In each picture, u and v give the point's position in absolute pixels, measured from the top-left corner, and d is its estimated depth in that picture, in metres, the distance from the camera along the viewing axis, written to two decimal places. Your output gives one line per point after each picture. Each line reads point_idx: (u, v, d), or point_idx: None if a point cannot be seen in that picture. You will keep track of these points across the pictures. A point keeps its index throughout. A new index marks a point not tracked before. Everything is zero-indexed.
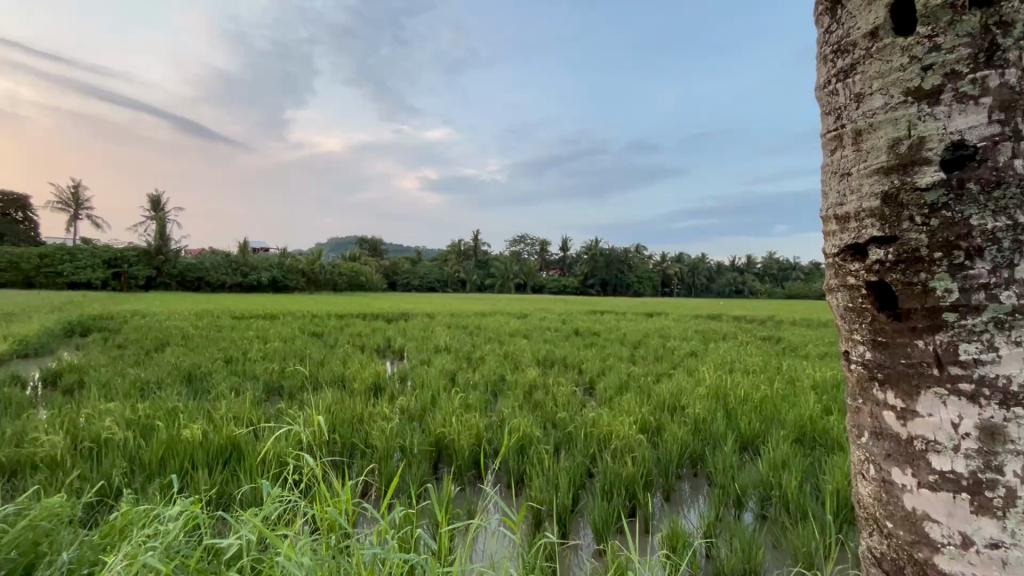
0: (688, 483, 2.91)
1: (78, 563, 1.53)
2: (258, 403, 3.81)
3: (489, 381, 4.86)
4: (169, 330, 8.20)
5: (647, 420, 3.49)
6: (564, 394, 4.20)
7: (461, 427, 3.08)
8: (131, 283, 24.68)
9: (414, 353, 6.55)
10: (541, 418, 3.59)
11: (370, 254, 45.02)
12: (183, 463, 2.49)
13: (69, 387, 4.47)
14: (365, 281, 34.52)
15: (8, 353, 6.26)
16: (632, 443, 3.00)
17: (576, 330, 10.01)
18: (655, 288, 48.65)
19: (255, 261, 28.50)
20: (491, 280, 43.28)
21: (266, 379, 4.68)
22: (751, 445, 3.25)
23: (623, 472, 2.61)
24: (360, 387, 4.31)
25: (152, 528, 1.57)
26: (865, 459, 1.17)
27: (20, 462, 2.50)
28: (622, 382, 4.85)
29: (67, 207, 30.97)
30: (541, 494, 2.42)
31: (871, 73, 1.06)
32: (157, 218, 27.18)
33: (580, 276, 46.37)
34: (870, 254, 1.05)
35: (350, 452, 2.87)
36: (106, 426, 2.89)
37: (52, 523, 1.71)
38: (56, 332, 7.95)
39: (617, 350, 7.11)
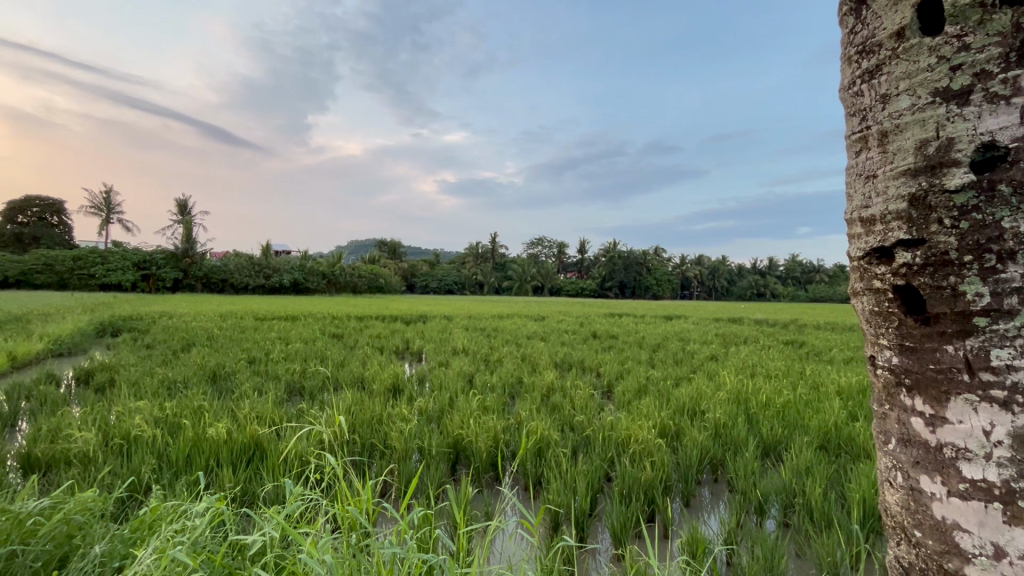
0: (708, 489, 2.88)
1: (110, 555, 1.58)
2: (280, 403, 3.88)
3: (507, 383, 4.87)
4: (195, 330, 8.41)
5: (666, 424, 3.45)
6: (582, 397, 4.18)
7: (479, 428, 3.09)
8: (159, 285, 25.41)
9: (432, 355, 6.59)
10: (559, 421, 3.58)
11: (389, 256, 45.53)
12: (208, 461, 2.55)
13: (100, 386, 4.61)
14: (384, 284, 34.88)
15: (43, 351, 6.49)
16: (651, 447, 2.97)
17: (594, 333, 9.96)
18: (674, 291, 48.13)
19: (277, 263, 29.09)
20: (509, 283, 43.37)
21: (288, 380, 4.76)
22: (773, 451, 3.19)
23: (642, 476, 2.59)
24: (379, 388, 4.36)
25: (181, 524, 1.61)
26: (892, 467, 1.14)
27: (55, 458, 2.60)
28: (640, 386, 4.81)
29: (100, 212, 32.03)
30: (558, 497, 2.42)
31: (897, 73, 1.04)
32: (184, 222, 27.93)
33: (598, 279, 46.16)
34: (897, 257, 1.02)
35: (370, 452, 2.91)
36: (135, 424, 2.97)
37: (86, 517, 1.77)
38: (88, 332, 8.22)
39: (636, 353, 7.05)
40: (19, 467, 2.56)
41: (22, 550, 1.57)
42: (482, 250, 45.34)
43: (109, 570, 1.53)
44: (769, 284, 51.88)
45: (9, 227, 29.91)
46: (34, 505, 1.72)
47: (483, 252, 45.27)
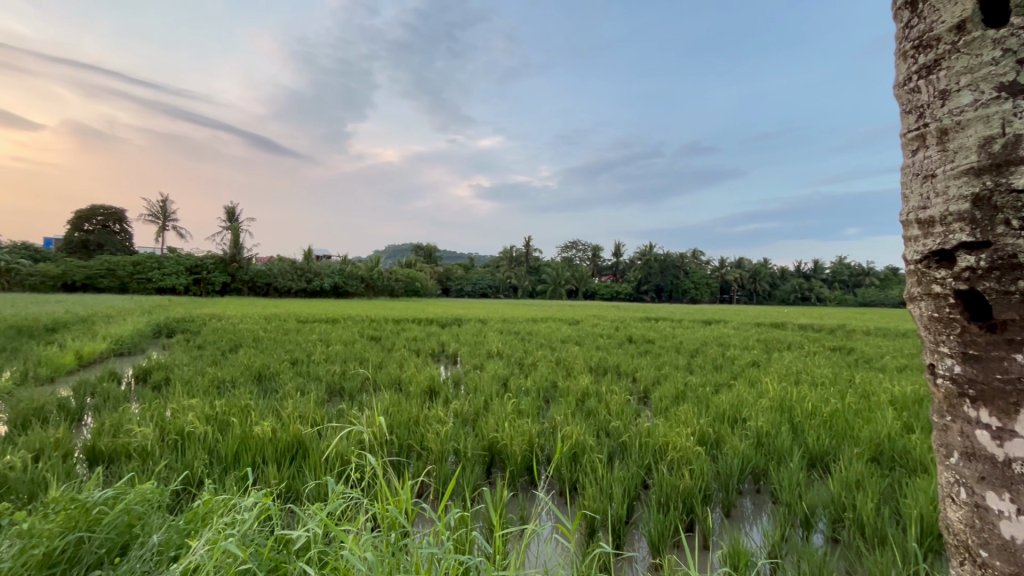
0: (750, 500, 2.78)
1: (167, 545, 1.67)
2: (321, 403, 4.01)
3: (541, 387, 4.86)
4: (242, 332, 8.80)
5: (705, 431, 3.36)
6: (618, 402, 4.12)
7: (514, 432, 3.09)
8: (210, 289, 26.69)
9: (467, 358, 6.66)
10: (594, 427, 3.54)
11: (425, 261, 46.30)
12: (254, 458, 2.66)
13: (157, 384, 4.89)
14: (419, 288, 35.48)
15: (106, 351, 6.93)
16: (689, 455, 2.89)
17: (629, 337, 9.81)
18: (713, 294, 46.83)
19: (318, 267, 30.02)
20: (543, 287, 43.25)
21: (329, 381, 4.91)
22: (819, 462, 3.05)
23: (681, 484, 2.53)
24: (416, 390, 4.44)
25: (231, 517, 1.68)
26: (955, 482, 1.08)
27: (117, 451, 2.76)
28: (678, 392, 4.70)
29: (156, 220, 33.97)
30: (594, 502, 2.39)
31: (958, 68, 0.99)
32: (233, 229, 29.27)
33: (633, 283, 45.45)
34: (959, 260, 0.97)
35: (406, 453, 2.95)
36: (188, 421, 3.13)
37: (145, 507, 1.87)
38: (146, 333, 8.73)
39: (673, 359, 6.91)
40: (85, 459, 2.74)
41: (87, 538, 1.68)
42: (516, 253, 45.39)
43: (166, 559, 1.61)
44: (814, 288, 49.75)
45: (77, 235, 32.19)
46: (99, 495, 1.84)
47: (517, 256, 45.39)
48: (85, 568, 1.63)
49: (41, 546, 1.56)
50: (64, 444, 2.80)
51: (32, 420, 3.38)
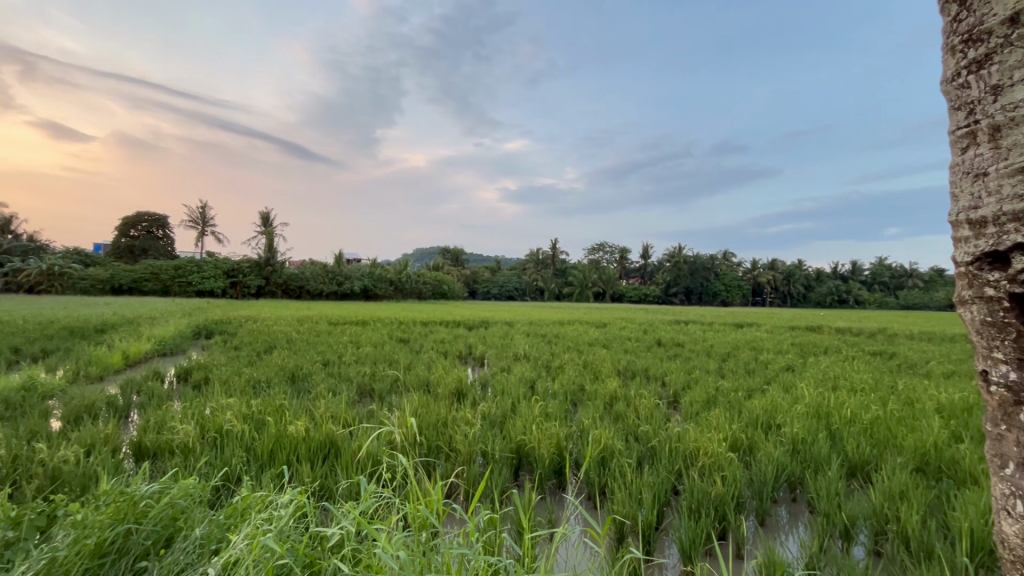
0: (785, 509, 2.70)
1: (208, 538, 1.74)
2: (352, 403, 4.10)
3: (568, 390, 4.84)
4: (276, 334, 9.06)
5: (738, 437, 3.28)
6: (647, 406, 4.07)
7: (542, 435, 3.09)
8: (245, 292, 27.60)
9: (494, 361, 6.69)
10: (622, 431, 3.50)
11: (452, 264, 46.76)
12: (289, 457, 2.73)
13: (196, 384, 5.09)
14: (447, 291, 35.84)
15: (150, 351, 7.24)
16: (722, 461, 2.83)
17: (658, 340, 9.67)
18: (745, 297, 45.67)
19: (348, 270, 30.64)
20: (570, 289, 43.06)
21: (359, 382, 5.01)
22: (860, 471, 2.94)
23: (712, 491, 2.48)
24: (444, 392, 4.48)
25: (268, 513, 1.74)
26: (1010, 494, 1.03)
27: (160, 447, 2.89)
28: (709, 397, 4.60)
29: (196, 225, 35.40)
30: (624, 508, 2.36)
31: (1011, 62, 0.95)
32: (267, 233, 30.22)
33: (661, 285, 44.81)
34: (1014, 263, 0.92)
35: (435, 454, 2.98)
36: (227, 420, 3.25)
37: (187, 502, 1.95)
38: (187, 334, 9.10)
39: (704, 363, 6.76)
40: (132, 454, 2.88)
41: (135, 529, 1.75)
42: (542, 256, 45.39)
43: (208, 552, 1.68)
44: (852, 290, 47.98)
45: (123, 240, 33.84)
46: (146, 489, 1.93)
47: (543, 259, 45.29)
48: (133, 558, 1.71)
49: (93, 536, 1.64)
50: (113, 440, 2.94)
51: (84, 416, 3.57)
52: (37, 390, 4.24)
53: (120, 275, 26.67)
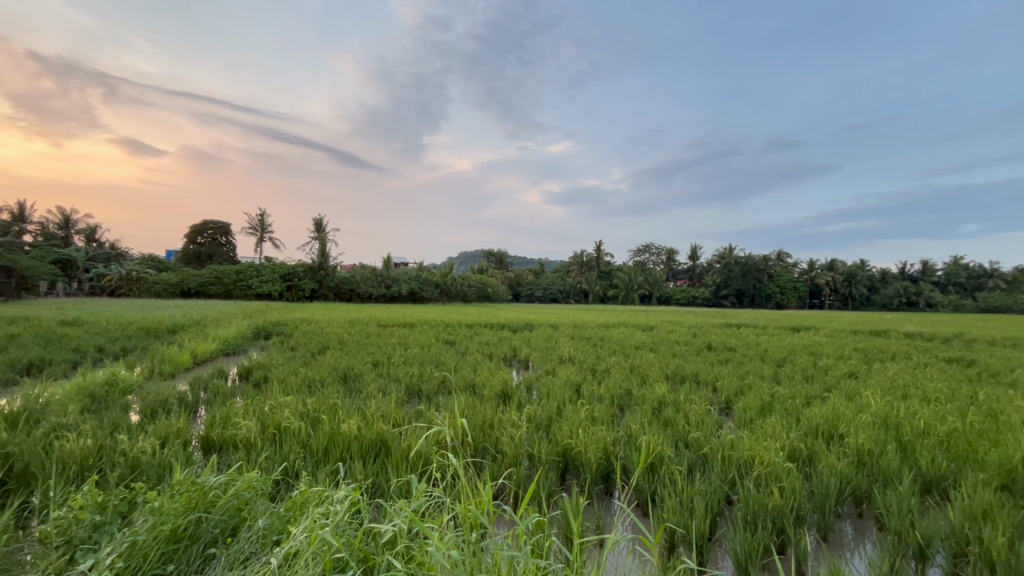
0: (851, 526, 2.54)
1: (270, 529, 1.82)
2: (400, 403, 4.20)
3: (614, 394, 4.77)
4: (329, 335, 9.44)
5: (796, 447, 3.12)
6: (698, 412, 3.93)
7: (589, 439, 3.06)
8: (300, 295, 28.88)
9: (539, 364, 6.69)
10: (672, 437, 3.41)
11: (497, 267, 47.21)
12: (342, 454, 2.83)
13: (256, 382, 5.38)
14: (491, 294, 36.25)
15: (215, 350, 7.71)
16: (779, 471, 2.70)
17: (708, 345, 9.33)
18: (802, 299, 43.42)
19: (396, 274, 31.49)
20: (615, 291, 42.41)
21: (407, 382, 5.13)
22: (935, 487, 2.72)
23: (770, 502, 2.37)
24: (490, 394, 4.52)
25: (325, 508, 1.81)
26: None
27: (225, 441, 3.07)
28: (764, 404, 4.39)
29: (256, 232, 37.44)
30: (674, 515, 2.30)
31: None
32: (321, 239, 31.53)
33: (710, 287, 43.35)
34: None
35: (482, 455, 3.01)
36: (285, 417, 3.42)
37: (251, 494, 2.06)
38: (248, 335, 9.65)
39: (758, 368, 6.48)
40: (201, 447, 3.07)
41: (205, 518, 1.87)
42: (586, 258, 45.02)
43: (270, 543, 1.76)
44: (923, 292, 44.66)
45: (192, 248, 36.34)
46: (214, 480, 2.05)
47: (587, 260, 44.86)
48: (203, 544, 1.82)
49: (168, 523, 1.75)
50: (184, 433, 3.14)
51: (158, 411, 3.85)
52: (117, 385, 4.60)
53: (189, 279, 28.58)
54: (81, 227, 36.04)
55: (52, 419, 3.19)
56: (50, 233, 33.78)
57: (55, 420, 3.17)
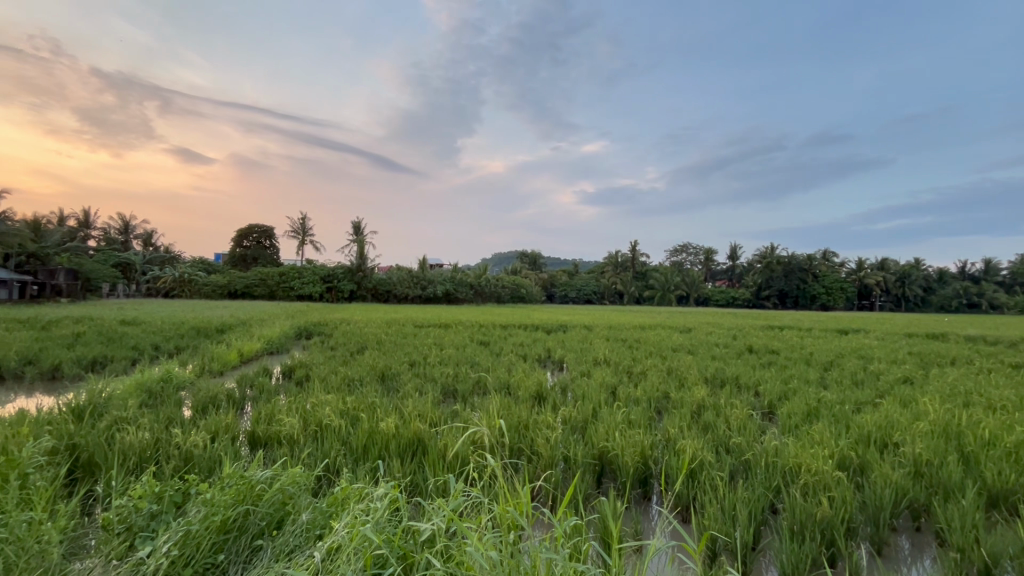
0: (908, 540, 2.39)
1: (313, 524, 1.87)
2: (436, 403, 4.25)
3: (651, 397, 4.68)
4: (367, 335, 9.67)
5: (846, 455, 2.97)
6: (739, 417, 3.82)
7: (625, 442, 3.01)
8: (339, 296, 29.72)
9: (573, 365, 6.64)
10: (712, 442, 3.31)
11: (530, 267, 47.26)
12: (381, 451, 2.88)
13: (298, 380, 5.56)
14: (525, 295, 36.33)
15: (260, 349, 8.03)
16: (828, 480, 2.58)
17: (749, 347, 9.05)
18: (850, 300, 41.46)
19: (431, 275, 31.95)
20: (651, 292, 41.67)
21: (443, 382, 5.19)
22: (1003, 502, 2.54)
23: (819, 512, 2.27)
24: (525, 395, 4.52)
25: (365, 504, 1.85)
26: None
27: (270, 437, 3.18)
28: (810, 409, 4.21)
29: (298, 235, 38.77)
30: (716, 523, 2.24)
31: None
32: (359, 241, 32.34)
33: (751, 288, 41.99)
34: None
35: (518, 456, 3.01)
36: (326, 414, 3.52)
37: (295, 488, 2.12)
38: (291, 335, 10.00)
39: (803, 372, 6.23)
40: (247, 443, 3.20)
41: (253, 510, 1.94)
42: (621, 258, 44.45)
43: (313, 537, 1.81)
44: (986, 293, 41.89)
45: (239, 251, 38.03)
46: (261, 474, 2.12)
47: (622, 261, 44.23)
48: (251, 536, 1.89)
49: (219, 514, 1.83)
50: (232, 428, 3.28)
51: (208, 407, 4.04)
52: (172, 381, 4.86)
53: (236, 281, 29.90)
54: (138, 232, 38.21)
55: (114, 412, 3.40)
56: (111, 238, 36.03)
57: (117, 414, 3.37)
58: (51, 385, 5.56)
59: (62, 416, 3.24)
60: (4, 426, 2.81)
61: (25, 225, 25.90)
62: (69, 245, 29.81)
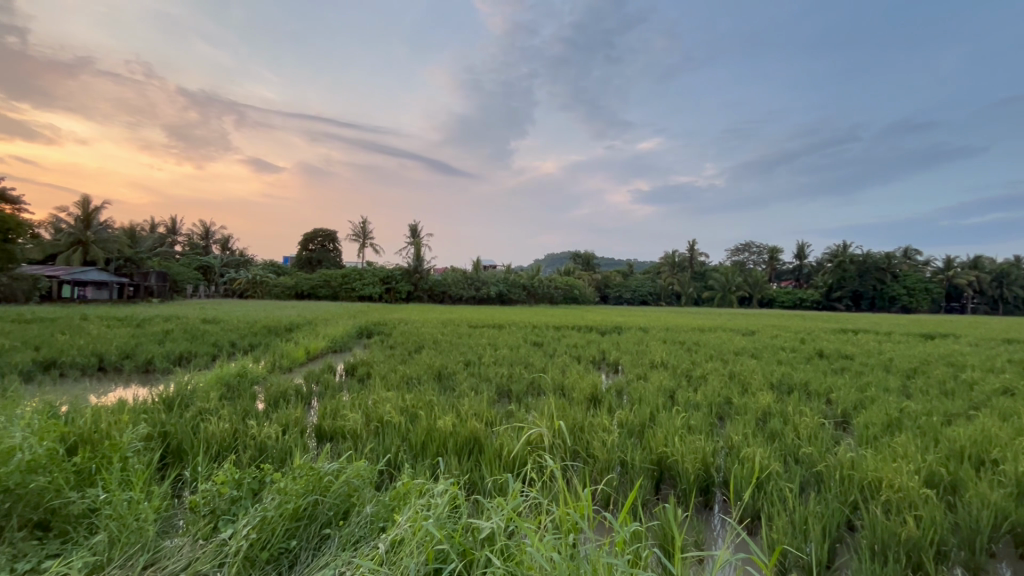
0: (1010, 569, 2.16)
1: (378, 516, 1.94)
2: (491, 402, 4.31)
3: (712, 402, 4.49)
4: (425, 335, 9.95)
5: (935, 472, 2.72)
6: (810, 425, 3.60)
7: (686, 448, 2.91)
8: (398, 296, 30.78)
9: (630, 367, 6.51)
10: (779, 451, 3.13)
11: (584, 268, 46.88)
12: (439, 449, 2.95)
13: (360, 377, 5.82)
14: (578, 295, 36.10)
15: (325, 347, 8.47)
16: (915, 497, 2.37)
17: (820, 351, 8.50)
18: (936, 302, 38.03)
19: (484, 276, 32.45)
20: (710, 293, 40.17)
21: (498, 382, 5.25)
22: None
23: (903, 532, 2.09)
24: (579, 396, 4.49)
25: (427, 500, 1.90)
26: None
27: (336, 431, 3.34)
28: (891, 420, 3.90)
29: (359, 238, 40.51)
30: (786, 537, 2.12)
31: None
32: (416, 243, 33.33)
33: (821, 288, 39.50)
34: None
35: (573, 458, 2.99)
36: (386, 411, 3.64)
37: (360, 481, 2.19)
38: (353, 334, 10.47)
39: (882, 379, 5.77)
40: (315, 435, 3.38)
41: (321, 500, 2.04)
42: (678, 258, 43.17)
43: (377, 529, 1.88)
44: None
45: (305, 254, 40.27)
46: (328, 467, 2.22)
47: (679, 260, 42.83)
48: (320, 524, 1.98)
49: (292, 502, 1.94)
50: (301, 422, 3.47)
51: (280, 401, 4.31)
52: (248, 375, 5.23)
53: (302, 283, 31.68)
54: (217, 237, 41.31)
55: (199, 404, 3.69)
56: (195, 243, 39.26)
57: (201, 405, 3.66)
58: (146, 377, 6.12)
59: (156, 406, 3.57)
60: (109, 413, 3.12)
61: (123, 234, 28.78)
62: (159, 250, 32.73)
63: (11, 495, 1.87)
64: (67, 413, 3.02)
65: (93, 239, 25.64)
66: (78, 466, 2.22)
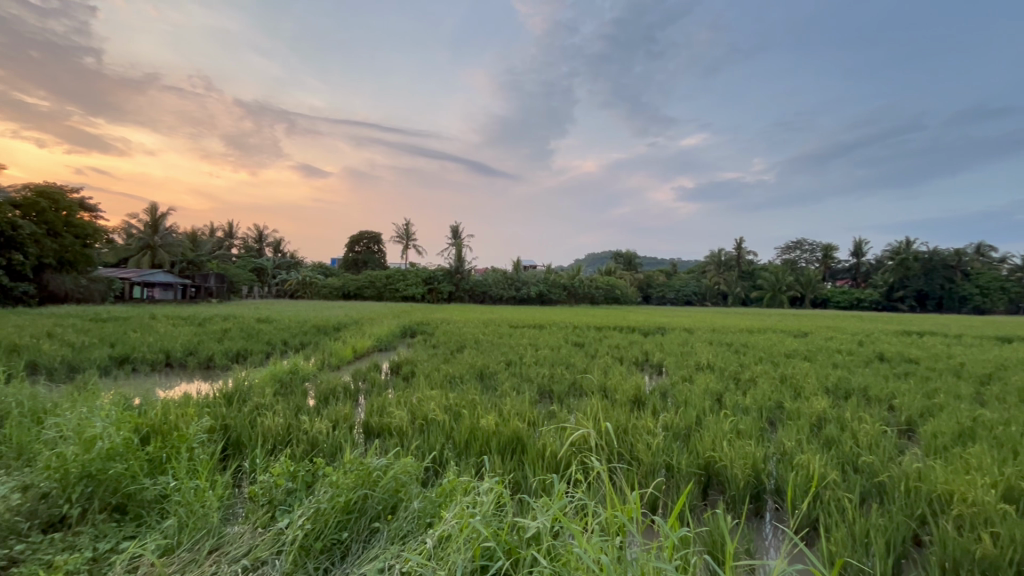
0: None
1: (425, 512, 1.99)
2: (533, 402, 4.31)
3: (763, 406, 4.32)
4: (467, 335, 10.05)
5: (1015, 486, 2.51)
6: (870, 433, 3.40)
7: (735, 453, 2.81)
8: (440, 296, 31.31)
9: (674, 369, 6.37)
10: (836, 459, 2.98)
11: (626, 267, 46.14)
12: (483, 447, 2.98)
13: (404, 376, 5.95)
14: (619, 296, 35.58)
15: (371, 346, 8.72)
16: (991, 512, 2.20)
17: (881, 355, 8.02)
18: (1013, 302, 35.13)
19: (525, 276, 32.51)
20: (759, 293, 38.67)
21: (539, 382, 5.25)
22: None
23: (978, 550, 1.94)
24: (622, 398, 4.42)
25: (472, 498, 1.92)
26: None
27: (382, 428, 3.44)
28: (962, 429, 3.63)
29: (402, 240, 41.47)
30: (847, 549, 2.01)
31: None
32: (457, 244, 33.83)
33: (881, 287, 37.26)
34: None
35: (618, 460, 2.95)
36: (430, 409, 3.71)
37: (407, 477, 2.24)
38: (397, 334, 10.72)
39: (951, 385, 5.38)
40: (363, 431, 3.48)
41: (370, 494, 2.10)
42: (725, 257, 41.79)
43: (424, 524, 1.93)
44: None
45: (352, 256, 41.61)
46: (377, 462, 2.27)
47: (725, 259, 41.47)
48: (369, 518, 2.04)
49: (343, 496, 2.01)
50: (350, 418, 3.59)
51: (329, 398, 4.47)
52: (299, 373, 5.45)
53: (348, 284, 32.74)
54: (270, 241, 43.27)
55: (256, 399, 3.89)
56: (250, 246, 41.28)
57: (257, 400, 3.85)
58: (207, 373, 6.49)
59: (217, 400, 3.78)
60: (176, 407, 3.33)
61: (186, 238, 30.61)
62: (218, 253, 34.64)
63: (94, 480, 2.05)
64: (140, 405, 3.25)
65: (159, 244, 27.41)
66: (152, 455, 2.40)
